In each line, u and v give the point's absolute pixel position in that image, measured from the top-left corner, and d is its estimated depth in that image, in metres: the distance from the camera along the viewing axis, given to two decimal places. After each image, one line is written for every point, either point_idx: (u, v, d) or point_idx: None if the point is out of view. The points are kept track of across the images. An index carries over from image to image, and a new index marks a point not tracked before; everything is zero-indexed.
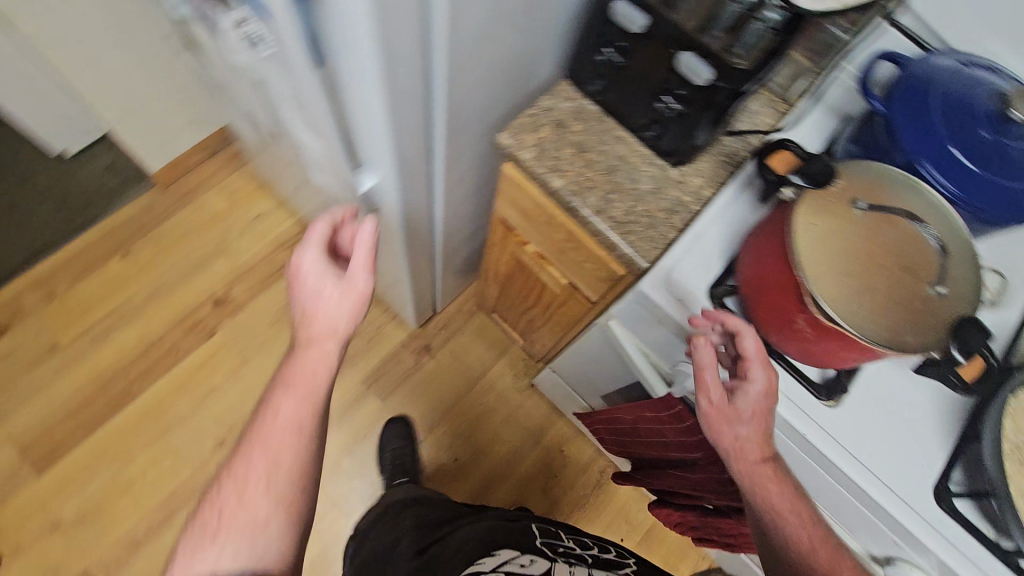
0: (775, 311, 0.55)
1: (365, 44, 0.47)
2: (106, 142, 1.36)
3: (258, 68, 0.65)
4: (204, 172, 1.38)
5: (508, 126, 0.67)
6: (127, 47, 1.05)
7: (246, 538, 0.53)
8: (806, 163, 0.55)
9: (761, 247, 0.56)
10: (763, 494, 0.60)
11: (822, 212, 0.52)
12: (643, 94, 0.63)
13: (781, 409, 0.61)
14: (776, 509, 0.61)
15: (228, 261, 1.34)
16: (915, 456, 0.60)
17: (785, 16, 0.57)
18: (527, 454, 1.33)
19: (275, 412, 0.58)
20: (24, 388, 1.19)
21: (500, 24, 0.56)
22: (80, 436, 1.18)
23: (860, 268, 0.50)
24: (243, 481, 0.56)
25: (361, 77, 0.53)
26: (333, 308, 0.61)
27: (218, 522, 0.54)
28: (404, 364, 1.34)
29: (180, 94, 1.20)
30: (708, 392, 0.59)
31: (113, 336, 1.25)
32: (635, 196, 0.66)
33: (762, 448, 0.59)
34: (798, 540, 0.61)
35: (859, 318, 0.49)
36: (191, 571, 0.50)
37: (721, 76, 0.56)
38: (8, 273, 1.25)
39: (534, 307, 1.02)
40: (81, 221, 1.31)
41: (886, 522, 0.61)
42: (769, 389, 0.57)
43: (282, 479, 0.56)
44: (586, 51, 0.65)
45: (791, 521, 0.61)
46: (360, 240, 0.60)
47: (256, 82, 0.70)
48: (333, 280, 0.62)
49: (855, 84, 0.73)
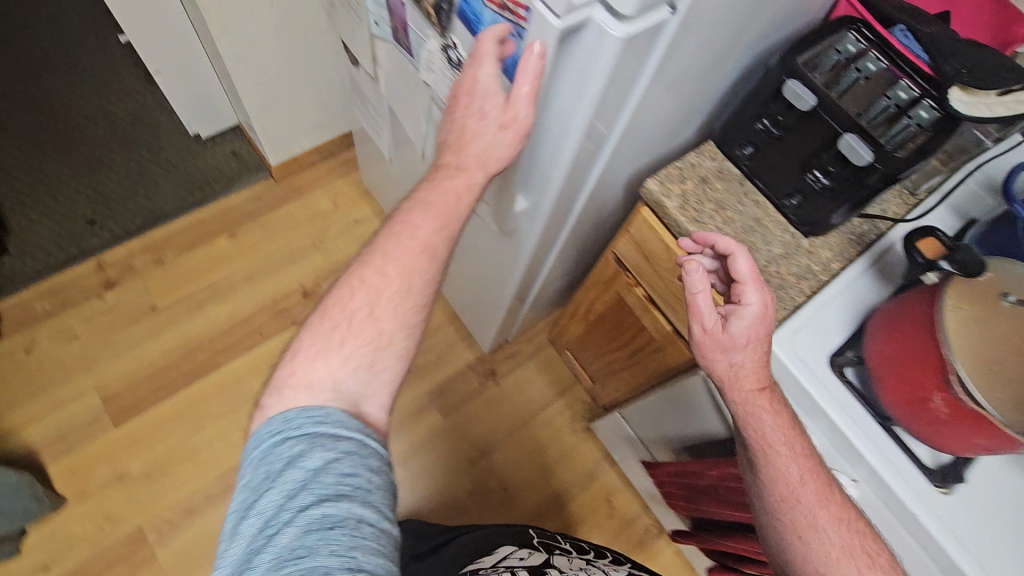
0: (909, 387, 0.57)
1: (590, 87, 0.51)
2: (234, 132, 1.47)
3: (443, 86, 0.71)
4: (316, 173, 1.48)
5: (656, 174, 0.72)
6: (288, 51, 1.16)
7: (368, 352, 0.58)
8: (955, 251, 0.58)
9: (904, 323, 0.58)
10: (756, 424, 0.65)
11: (970, 300, 0.55)
12: (790, 166, 0.68)
13: (888, 480, 0.63)
14: (767, 441, 0.64)
15: (322, 257, 1.41)
16: (985, 516, 0.62)
17: (936, 116, 0.64)
18: (573, 497, 1.32)
19: (411, 226, 0.63)
20: (117, 342, 1.25)
21: (682, 79, 0.60)
22: (159, 397, 1.23)
23: (1005, 358, 0.53)
24: (376, 291, 0.60)
25: (564, 111, 0.56)
26: (490, 138, 0.62)
27: (345, 331, 0.59)
28: (469, 386, 1.38)
29: (317, 99, 1.31)
30: (701, 318, 0.66)
31: (207, 307, 1.31)
32: (767, 258, 0.70)
33: (758, 377, 0.64)
34: (787, 483, 0.64)
35: (1002, 404, 0.51)
36: (316, 366, 0.56)
37: (880, 158, 0.59)
38: (125, 233, 1.33)
39: (620, 350, 1.05)
40: (199, 198, 1.39)
41: (891, 503, 0.64)
42: (761, 312, 0.63)
43: (410, 304, 0.61)
44: (743, 118, 0.70)
45: (783, 454, 0.64)
46: (524, 63, 0.51)
47: (431, 97, 0.76)
48: (496, 111, 0.59)
49: (984, 189, 0.77)
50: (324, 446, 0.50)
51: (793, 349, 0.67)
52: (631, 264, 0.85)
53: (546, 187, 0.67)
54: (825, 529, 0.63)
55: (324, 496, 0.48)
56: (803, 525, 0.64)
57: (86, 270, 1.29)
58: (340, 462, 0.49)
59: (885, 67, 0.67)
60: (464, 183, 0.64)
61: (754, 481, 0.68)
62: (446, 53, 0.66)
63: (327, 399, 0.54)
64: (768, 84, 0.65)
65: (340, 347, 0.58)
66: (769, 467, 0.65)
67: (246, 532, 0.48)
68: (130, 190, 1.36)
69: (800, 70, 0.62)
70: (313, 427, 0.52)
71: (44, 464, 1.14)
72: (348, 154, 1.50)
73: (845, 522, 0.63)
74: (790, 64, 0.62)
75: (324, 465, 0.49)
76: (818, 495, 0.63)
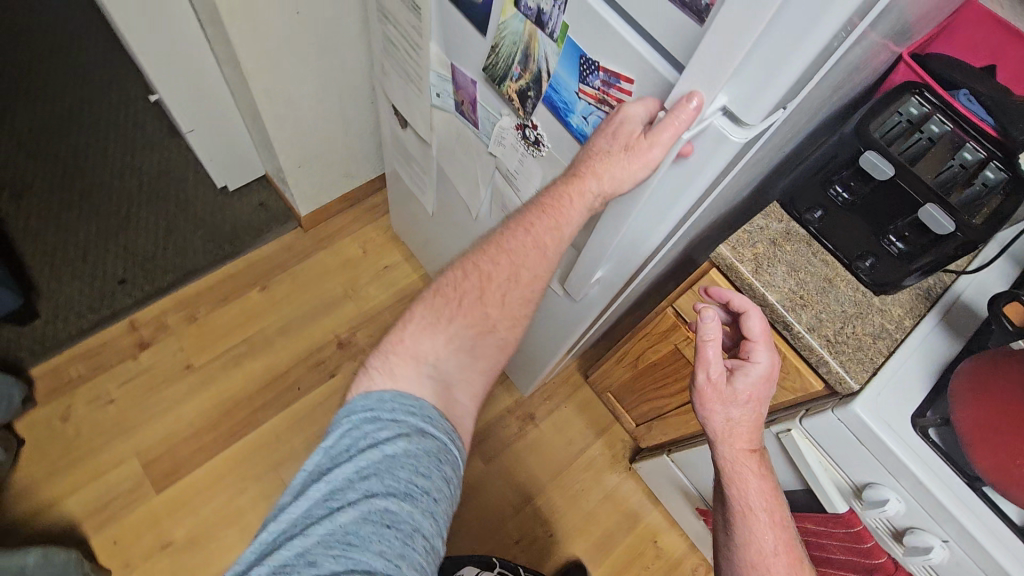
0: (1009, 447, 0.57)
1: (709, 158, 0.48)
2: (261, 182, 1.46)
3: (513, 160, 0.71)
4: (344, 219, 1.47)
5: (726, 239, 0.73)
6: (323, 107, 1.16)
7: (468, 339, 0.59)
8: None
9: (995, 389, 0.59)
10: (743, 483, 0.66)
11: None
12: (864, 230, 0.69)
13: (979, 535, 0.62)
14: (749, 501, 0.66)
15: (355, 305, 1.39)
16: None
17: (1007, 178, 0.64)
18: (620, 540, 1.31)
19: (524, 228, 0.58)
20: (154, 404, 1.23)
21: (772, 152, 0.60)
22: (200, 459, 1.21)
23: None
24: (487, 278, 0.59)
25: (674, 180, 0.53)
26: (626, 174, 0.51)
27: (456, 307, 0.59)
28: (509, 430, 1.37)
29: (347, 150, 1.31)
30: (708, 369, 0.64)
31: (243, 363, 1.30)
32: (842, 318, 0.71)
33: (750, 438, 0.66)
34: (765, 544, 0.65)
35: None
36: (423, 338, 0.58)
37: (961, 228, 0.60)
38: (157, 291, 1.32)
39: (672, 397, 1.05)
40: (229, 251, 1.39)
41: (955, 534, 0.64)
42: (766, 373, 0.65)
43: (515, 299, 0.60)
44: (811, 185, 0.71)
45: (761, 519, 0.66)
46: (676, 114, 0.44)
47: (495, 168, 0.77)
48: (627, 157, 0.50)
49: None
50: (407, 438, 0.50)
51: (877, 412, 0.66)
52: (693, 320, 0.85)
53: (627, 260, 0.66)
54: None
55: (393, 491, 0.47)
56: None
57: (119, 331, 1.27)
58: (416, 461, 0.49)
59: (950, 129, 0.67)
60: (577, 188, 0.54)
61: (728, 541, 0.68)
62: (522, 132, 0.66)
63: (424, 384, 0.55)
64: (844, 152, 0.67)
65: (445, 330, 0.59)
66: (747, 526, 0.66)
67: (311, 494, 0.48)
68: (160, 247, 1.36)
69: (876, 143, 0.63)
70: (404, 415, 0.52)
71: (87, 535, 1.12)
72: (374, 200, 1.50)
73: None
74: (865, 137, 0.64)
75: (399, 456, 0.49)
76: (789, 568, 0.64)
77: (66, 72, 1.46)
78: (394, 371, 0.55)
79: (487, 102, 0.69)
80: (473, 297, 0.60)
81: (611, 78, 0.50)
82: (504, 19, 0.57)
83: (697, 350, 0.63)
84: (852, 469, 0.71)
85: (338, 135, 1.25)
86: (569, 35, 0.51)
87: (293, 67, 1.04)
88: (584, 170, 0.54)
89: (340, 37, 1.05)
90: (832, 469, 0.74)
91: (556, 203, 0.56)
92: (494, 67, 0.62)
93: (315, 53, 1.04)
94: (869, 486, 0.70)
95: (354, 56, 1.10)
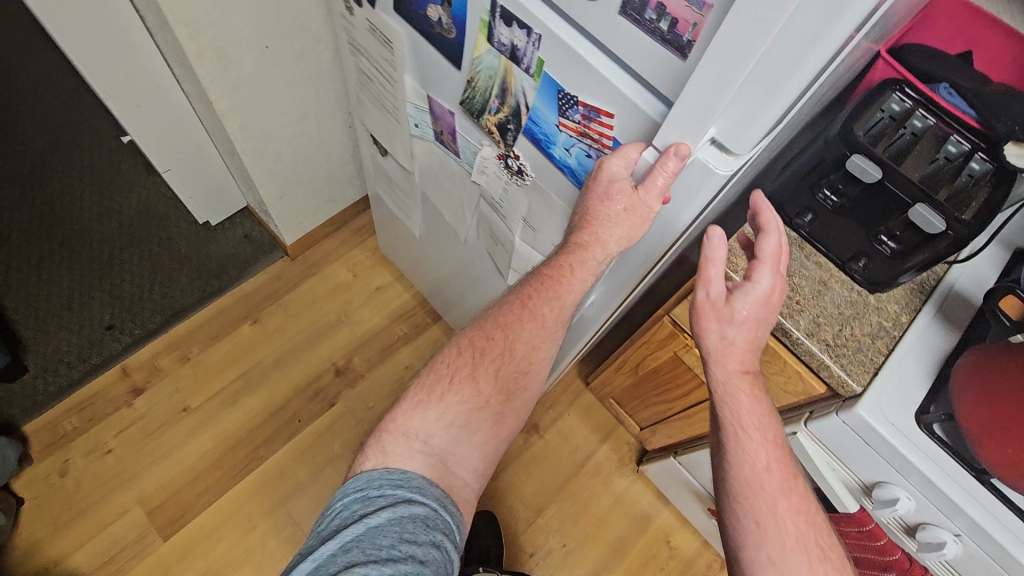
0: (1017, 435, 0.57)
1: (701, 193, 0.50)
2: (243, 213, 1.44)
3: (500, 191, 0.70)
4: (330, 244, 1.45)
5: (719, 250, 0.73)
6: (300, 137, 1.14)
7: (459, 416, 0.59)
8: None
9: (994, 379, 0.59)
10: (735, 404, 0.63)
11: None
12: (858, 232, 0.69)
13: (983, 522, 0.61)
14: (741, 422, 0.63)
15: (349, 330, 1.38)
16: None
17: (991, 169, 0.65)
18: (634, 543, 1.31)
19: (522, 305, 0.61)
20: (154, 448, 1.22)
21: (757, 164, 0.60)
22: (205, 500, 1.19)
23: None
24: (478, 356, 0.61)
25: (666, 215, 0.54)
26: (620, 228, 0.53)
27: (445, 385, 0.60)
28: (515, 443, 1.36)
29: (328, 176, 1.29)
30: (708, 285, 0.61)
31: (240, 399, 1.28)
32: (840, 320, 0.70)
33: (744, 359, 0.62)
34: (759, 462, 0.63)
35: None
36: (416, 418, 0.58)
37: (952, 227, 0.61)
38: (147, 333, 1.30)
39: (675, 401, 1.05)
40: (216, 286, 1.37)
41: (962, 524, 0.64)
42: (770, 295, 0.60)
43: (505, 380, 0.61)
44: (799, 189, 0.70)
45: (754, 440, 0.63)
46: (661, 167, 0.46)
47: (481, 197, 0.76)
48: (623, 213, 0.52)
49: None
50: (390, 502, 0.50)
51: (880, 414, 0.65)
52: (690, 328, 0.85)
53: (623, 285, 0.68)
54: (784, 516, 0.61)
55: (375, 557, 0.46)
56: (762, 512, 0.62)
57: (111, 378, 1.25)
58: (401, 527, 0.48)
59: (932, 123, 0.68)
60: (579, 256, 0.56)
61: (720, 459, 0.66)
62: (504, 163, 0.65)
63: (412, 460, 0.55)
64: (832, 156, 0.67)
65: (438, 405, 0.59)
66: (739, 446, 0.63)
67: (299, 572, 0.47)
68: (145, 288, 1.34)
69: (863, 146, 0.64)
70: (392, 488, 0.51)
71: None
72: (359, 221, 1.48)
73: (800, 514, 0.62)
74: (854, 140, 0.64)
75: (385, 524, 0.48)
76: (782, 485, 0.62)
77: (35, 117, 1.43)
78: (387, 450, 0.55)
79: (468, 134, 0.68)
80: (463, 365, 0.61)
81: (591, 112, 0.50)
82: (478, 54, 0.56)
83: (698, 267, 0.61)
84: (857, 467, 0.71)
85: (318, 162, 1.24)
86: (546, 70, 0.51)
87: (267, 100, 1.02)
88: (585, 234, 0.55)
89: (312, 67, 1.03)
90: (839, 468, 0.74)
91: (556, 274, 0.58)
92: (471, 100, 0.62)
93: (288, 85, 1.02)
94: (879, 485, 0.70)
95: (328, 83, 1.09)
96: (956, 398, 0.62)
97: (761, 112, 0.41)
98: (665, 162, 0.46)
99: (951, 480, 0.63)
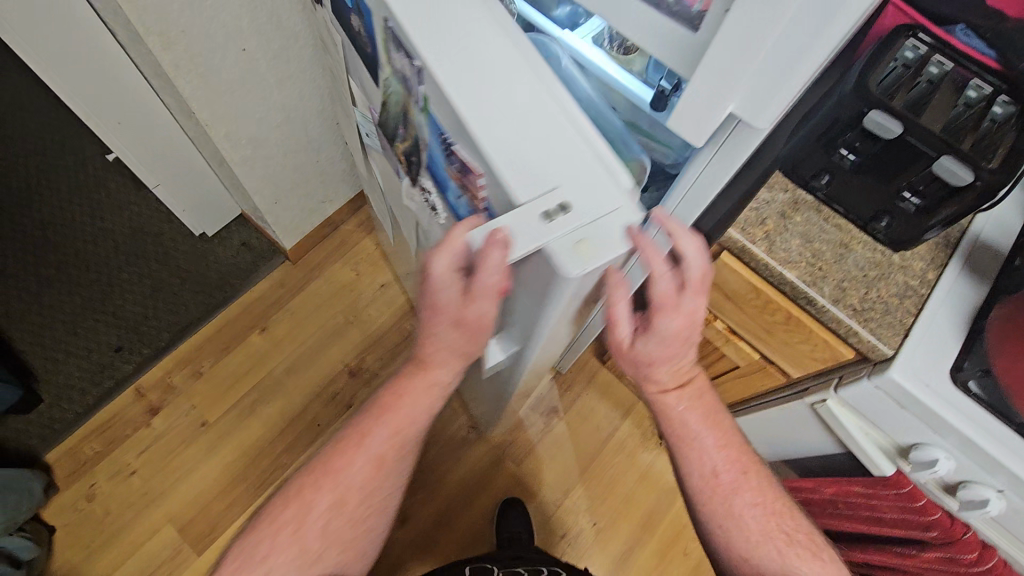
0: None
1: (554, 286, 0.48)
2: (238, 221, 1.41)
3: (427, 222, 0.70)
4: (330, 244, 1.43)
5: (734, 221, 0.70)
6: (289, 139, 1.11)
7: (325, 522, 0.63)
8: None
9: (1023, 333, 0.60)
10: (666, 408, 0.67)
11: None
12: (879, 190, 0.65)
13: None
14: (687, 429, 0.68)
15: (358, 330, 1.37)
16: None
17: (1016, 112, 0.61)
18: (664, 515, 1.31)
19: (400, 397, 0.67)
20: (177, 467, 1.21)
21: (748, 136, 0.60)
22: (235, 514, 1.19)
23: None
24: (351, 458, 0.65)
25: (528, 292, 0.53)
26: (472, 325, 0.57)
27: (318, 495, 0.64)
28: (536, 427, 1.36)
29: (321, 176, 1.26)
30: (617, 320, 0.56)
31: (257, 411, 1.28)
32: (866, 283, 0.68)
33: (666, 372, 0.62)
34: (708, 462, 0.68)
35: None
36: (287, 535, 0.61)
37: (981, 180, 0.57)
38: (156, 352, 1.29)
39: None
40: (220, 298, 1.35)
41: (1003, 479, 0.62)
42: (680, 331, 0.56)
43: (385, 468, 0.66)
44: (814, 150, 0.67)
45: (706, 443, 0.68)
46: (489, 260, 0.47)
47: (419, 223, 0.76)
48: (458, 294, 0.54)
49: None
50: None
51: (916, 375, 0.63)
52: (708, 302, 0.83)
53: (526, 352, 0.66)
54: (744, 513, 0.67)
55: None
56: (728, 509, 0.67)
57: (125, 401, 1.24)
58: None
59: (950, 68, 0.64)
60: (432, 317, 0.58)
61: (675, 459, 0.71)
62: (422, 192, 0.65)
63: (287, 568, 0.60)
64: (845, 114, 0.63)
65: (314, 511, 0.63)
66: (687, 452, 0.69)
67: None
68: (149, 307, 1.32)
69: (879, 100, 0.59)
70: None
71: None
72: (357, 218, 1.45)
73: (756, 501, 0.67)
74: (866, 94, 0.59)
75: None
76: (735, 483, 0.68)
77: (16, 144, 1.40)
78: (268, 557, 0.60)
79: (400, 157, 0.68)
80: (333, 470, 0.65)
81: (465, 166, 0.50)
82: (388, 78, 0.57)
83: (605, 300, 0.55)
84: (892, 429, 0.70)
85: (309, 163, 1.20)
86: (430, 108, 0.51)
87: (250, 105, 0.99)
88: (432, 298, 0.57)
89: (292, 66, 0.99)
90: (874, 432, 0.73)
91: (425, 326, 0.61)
92: (393, 118, 0.62)
93: (271, 88, 0.99)
94: (916, 446, 0.68)
95: (311, 81, 1.05)
96: (993, 353, 0.62)
97: (761, 109, 0.41)
98: (489, 250, 0.45)
99: (999, 439, 0.61)
